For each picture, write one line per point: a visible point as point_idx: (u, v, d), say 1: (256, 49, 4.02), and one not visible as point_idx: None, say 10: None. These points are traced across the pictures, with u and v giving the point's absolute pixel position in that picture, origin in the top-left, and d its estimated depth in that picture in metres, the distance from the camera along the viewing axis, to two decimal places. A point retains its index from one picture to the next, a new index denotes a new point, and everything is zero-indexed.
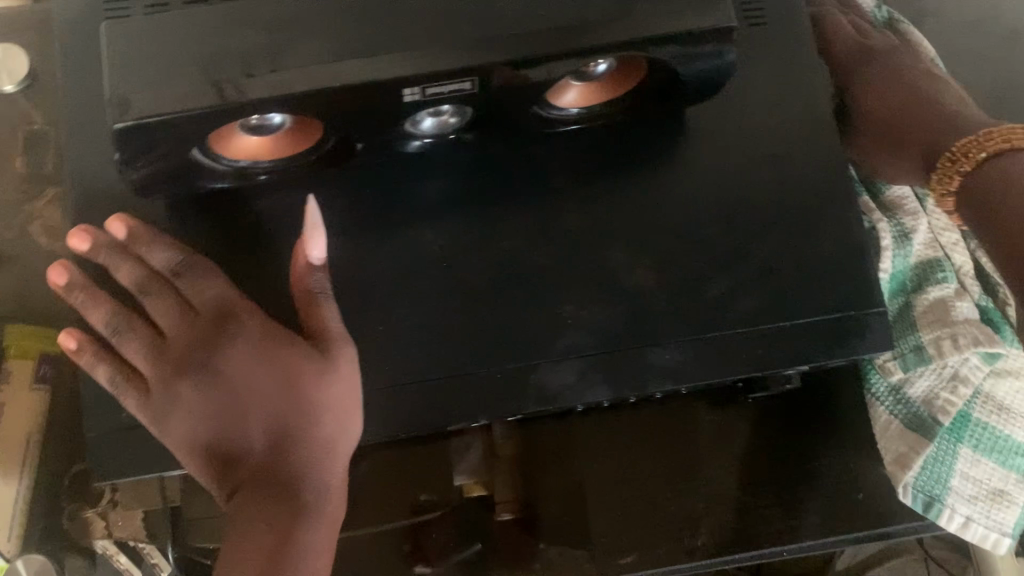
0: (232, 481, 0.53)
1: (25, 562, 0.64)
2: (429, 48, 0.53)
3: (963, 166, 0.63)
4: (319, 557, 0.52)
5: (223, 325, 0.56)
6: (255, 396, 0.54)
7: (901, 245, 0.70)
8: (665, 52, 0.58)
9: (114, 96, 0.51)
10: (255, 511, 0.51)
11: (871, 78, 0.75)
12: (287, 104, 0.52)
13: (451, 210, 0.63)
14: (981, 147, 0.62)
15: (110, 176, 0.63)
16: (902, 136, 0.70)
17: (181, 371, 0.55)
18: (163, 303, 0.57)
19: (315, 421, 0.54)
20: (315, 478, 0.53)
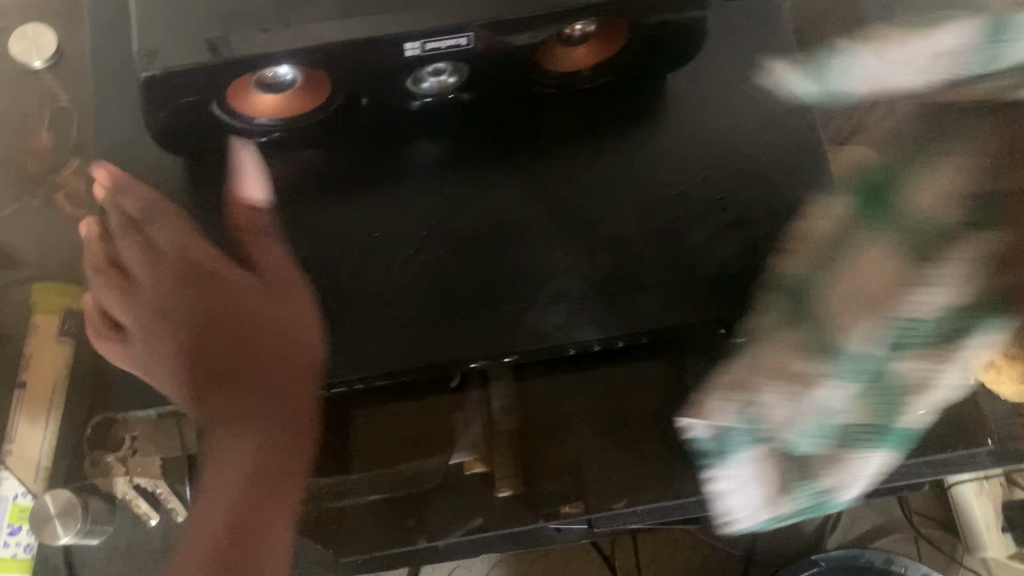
0: (213, 394, 0.65)
1: (51, 498, 0.67)
2: (428, 7, 0.58)
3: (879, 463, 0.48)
4: (223, 449, 0.64)
5: (193, 265, 0.68)
6: (222, 320, 0.68)
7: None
8: (646, 14, 0.63)
9: (141, 49, 0.56)
10: (212, 410, 0.65)
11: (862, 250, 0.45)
12: (296, 56, 0.57)
13: (448, 168, 0.68)
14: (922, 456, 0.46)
15: (136, 137, 0.68)
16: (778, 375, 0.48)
17: (188, 299, 0.69)
18: (167, 246, 0.67)
19: (254, 330, 0.68)
20: (267, 387, 0.66)
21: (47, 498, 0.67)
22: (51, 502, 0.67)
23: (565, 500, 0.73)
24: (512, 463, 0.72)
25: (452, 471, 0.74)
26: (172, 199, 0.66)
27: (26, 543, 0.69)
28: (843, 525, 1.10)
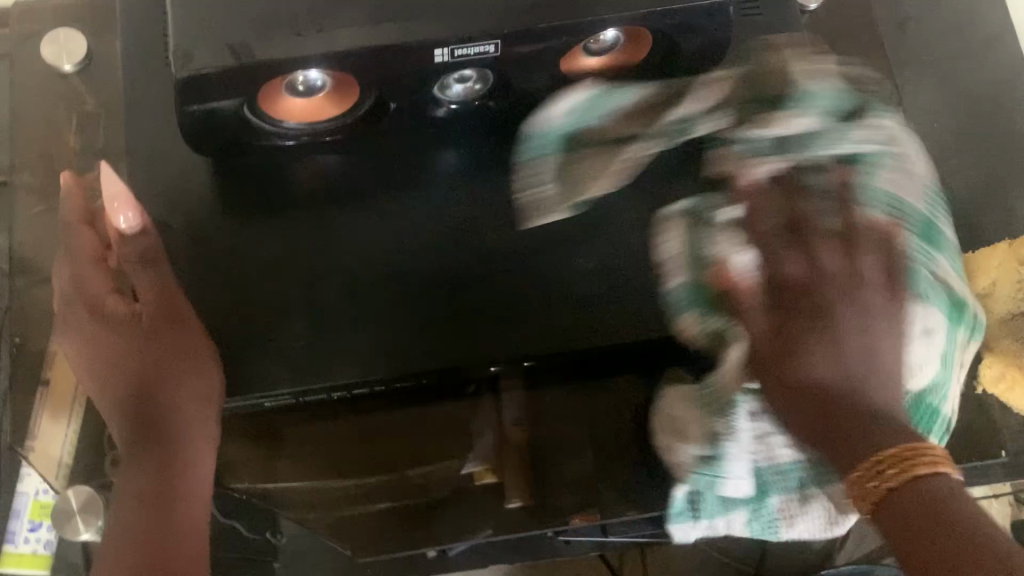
0: (128, 438, 0.56)
1: (74, 492, 0.65)
2: (456, 14, 0.60)
3: (893, 473, 0.44)
4: (120, 524, 0.53)
5: (111, 316, 0.59)
6: (131, 372, 0.57)
7: (862, 165, 0.59)
8: (667, 24, 0.64)
9: (178, 50, 0.57)
10: (127, 469, 0.55)
11: (812, 306, 0.50)
12: (327, 60, 0.58)
13: (472, 175, 0.69)
14: (902, 469, 0.44)
15: (164, 140, 0.69)
16: (798, 416, 0.50)
17: (115, 331, 0.59)
18: (100, 285, 0.60)
19: (171, 381, 0.57)
20: (181, 448, 0.56)
21: (70, 494, 0.65)
22: (74, 498, 0.65)
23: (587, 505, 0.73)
24: (524, 476, 0.72)
25: (464, 483, 0.74)
26: (201, 202, 0.67)
27: (46, 539, 0.71)
28: None
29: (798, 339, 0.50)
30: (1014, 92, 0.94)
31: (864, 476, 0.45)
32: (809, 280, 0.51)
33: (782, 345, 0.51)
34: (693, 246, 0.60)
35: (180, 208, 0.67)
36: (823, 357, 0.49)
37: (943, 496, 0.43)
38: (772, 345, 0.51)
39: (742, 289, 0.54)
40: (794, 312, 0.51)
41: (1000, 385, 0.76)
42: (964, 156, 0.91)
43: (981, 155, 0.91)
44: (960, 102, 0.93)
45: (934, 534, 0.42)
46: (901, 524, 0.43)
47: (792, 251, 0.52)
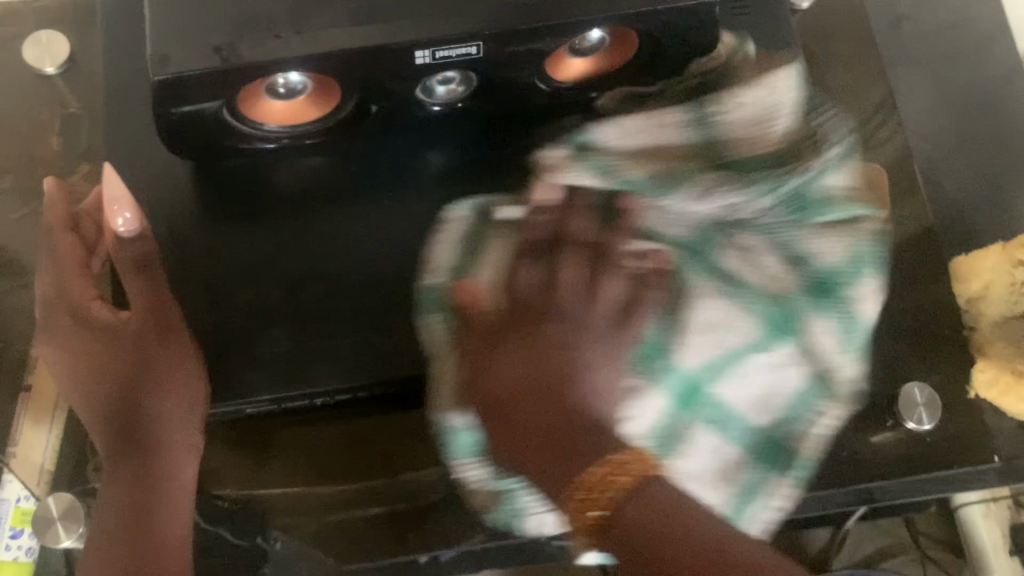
0: (110, 446, 0.55)
1: (53, 501, 0.64)
2: (436, 16, 0.59)
3: (597, 501, 0.45)
4: (105, 532, 0.53)
5: (99, 323, 0.55)
6: (109, 378, 0.55)
7: (788, 215, 0.63)
8: (652, 25, 0.63)
9: (155, 53, 0.57)
10: (110, 479, 0.54)
11: (536, 324, 0.51)
12: (307, 63, 0.58)
13: (458, 177, 0.68)
14: (608, 483, 0.46)
15: (146, 142, 0.68)
16: (537, 430, 0.49)
17: (95, 332, 0.55)
18: (81, 288, 0.57)
19: (155, 390, 0.55)
20: (162, 460, 0.54)
21: (50, 501, 0.65)
22: (54, 505, 0.64)
23: None
24: None
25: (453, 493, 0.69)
26: (183, 205, 0.66)
27: (27, 547, 0.71)
28: (851, 546, 1.08)
29: (492, 362, 0.52)
30: (1008, 91, 0.93)
31: (576, 501, 0.46)
32: (572, 306, 0.52)
33: (483, 346, 0.53)
34: (469, 243, 0.61)
35: (161, 212, 0.66)
36: (537, 365, 0.50)
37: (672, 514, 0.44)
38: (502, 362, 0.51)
39: (472, 310, 0.56)
40: (517, 329, 0.52)
41: (993, 389, 0.76)
42: (958, 156, 0.90)
43: (975, 155, 0.90)
44: (954, 101, 0.92)
45: (640, 537, 0.44)
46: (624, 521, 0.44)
47: (573, 253, 0.54)
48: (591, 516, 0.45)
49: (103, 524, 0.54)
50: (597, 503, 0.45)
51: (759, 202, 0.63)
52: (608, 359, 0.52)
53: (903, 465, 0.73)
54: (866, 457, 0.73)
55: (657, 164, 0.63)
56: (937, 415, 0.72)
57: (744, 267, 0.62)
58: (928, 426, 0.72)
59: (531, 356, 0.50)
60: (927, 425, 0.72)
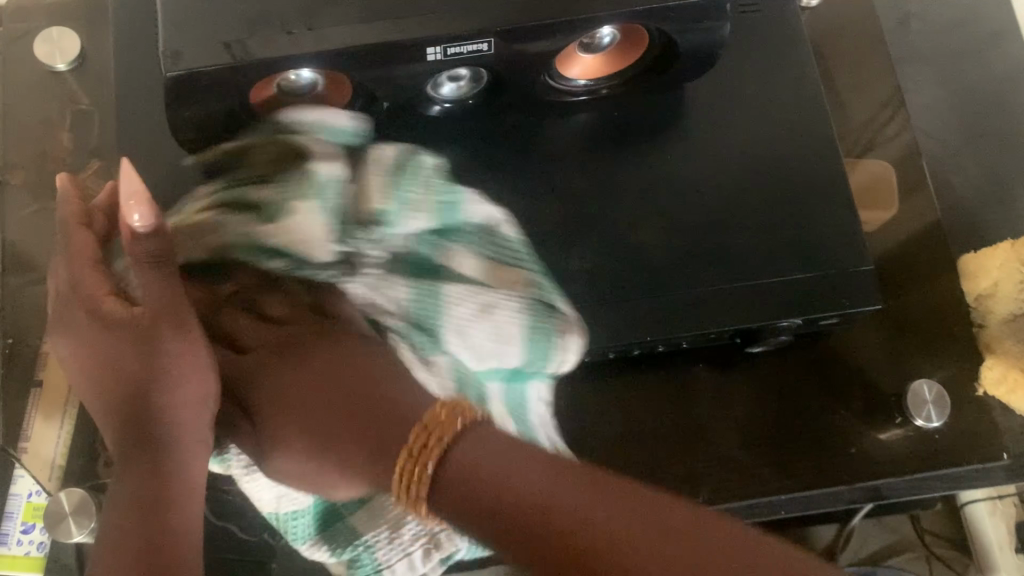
0: (126, 446, 0.52)
1: (65, 496, 0.65)
2: (448, 12, 0.59)
3: (431, 456, 0.43)
4: (112, 535, 0.50)
5: (110, 318, 0.53)
6: (124, 373, 0.52)
7: (436, 236, 0.61)
8: (663, 23, 0.63)
9: (167, 49, 0.57)
10: (122, 478, 0.52)
11: (314, 332, 0.57)
12: (318, 60, 0.58)
13: (468, 174, 0.68)
14: (428, 451, 0.43)
15: (157, 139, 0.68)
16: (328, 413, 0.52)
17: (114, 329, 0.53)
18: (94, 285, 0.55)
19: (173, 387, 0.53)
20: (178, 462, 0.52)
21: (62, 496, 0.65)
22: (66, 500, 0.65)
23: (709, 486, 0.71)
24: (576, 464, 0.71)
25: None
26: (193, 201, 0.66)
27: (39, 542, 0.73)
28: (856, 544, 1.08)
29: (284, 360, 0.56)
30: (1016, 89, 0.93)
31: (398, 478, 0.43)
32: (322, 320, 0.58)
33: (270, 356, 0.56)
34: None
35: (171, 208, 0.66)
36: (322, 378, 0.54)
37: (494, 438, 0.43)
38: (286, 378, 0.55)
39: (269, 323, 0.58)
40: (298, 343, 0.56)
41: (1002, 387, 0.75)
42: (966, 154, 0.90)
43: (982, 154, 0.90)
44: (962, 99, 0.92)
45: (467, 478, 0.41)
46: (456, 491, 0.41)
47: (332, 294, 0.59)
48: (424, 473, 0.42)
49: (111, 529, 0.50)
50: (423, 475, 0.42)
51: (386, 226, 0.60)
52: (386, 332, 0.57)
53: (911, 463, 0.73)
54: (872, 455, 0.73)
55: (244, 195, 0.59)
56: (945, 410, 0.73)
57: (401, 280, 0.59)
58: (937, 423, 0.72)
59: (279, 366, 0.55)
60: (936, 422, 0.72)
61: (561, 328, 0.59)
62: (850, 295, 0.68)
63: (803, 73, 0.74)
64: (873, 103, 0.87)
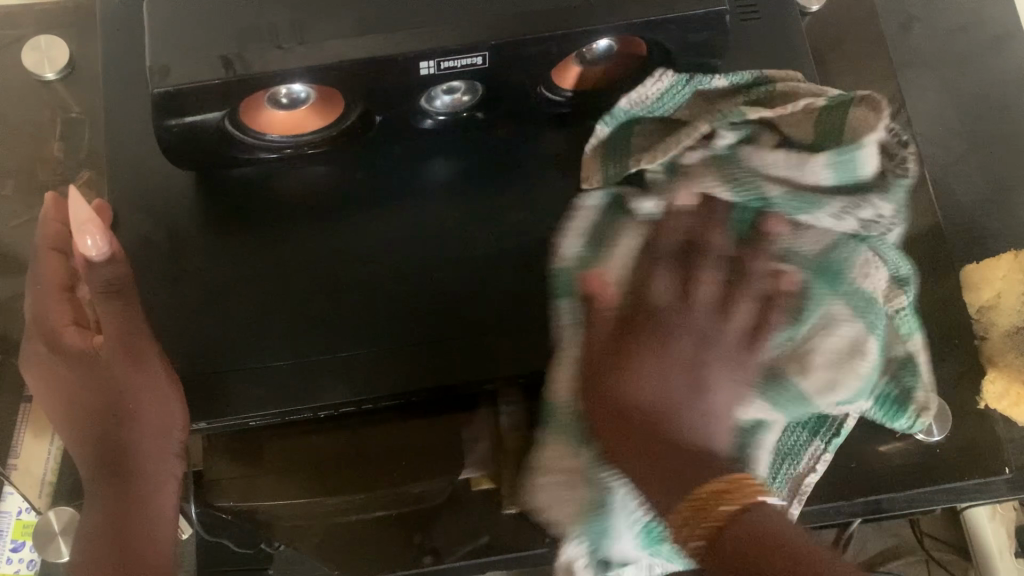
0: (97, 474, 0.55)
1: (55, 514, 0.64)
2: (441, 26, 0.58)
3: (732, 499, 0.46)
4: (91, 558, 0.54)
5: (70, 351, 0.56)
6: (93, 407, 0.56)
7: (848, 241, 0.60)
8: (662, 34, 0.62)
9: (154, 65, 0.56)
10: (95, 503, 0.55)
11: (683, 357, 0.53)
12: (309, 74, 0.57)
13: (463, 186, 0.67)
14: (722, 497, 0.46)
15: (148, 151, 0.67)
16: (625, 451, 0.52)
17: (75, 363, 0.56)
18: (58, 316, 0.58)
19: (138, 417, 0.55)
20: (147, 487, 0.55)
21: (51, 515, 0.65)
22: (56, 519, 0.65)
23: None
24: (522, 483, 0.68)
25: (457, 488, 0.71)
26: (183, 215, 0.65)
27: (30, 559, 0.72)
28: (855, 547, 1.08)
29: (625, 369, 0.53)
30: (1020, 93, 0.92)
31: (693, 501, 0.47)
32: (658, 315, 0.54)
33: (621, 348, 0.54)
34: (595, 232, 0.59)
35: (162, 223, 0.65)
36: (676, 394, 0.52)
37: (775, 523, 0.45)
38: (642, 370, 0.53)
39: (602, 306, 0.56)
40: (652, 325, 0.53)
41: (1004, 401, 0.75)
42: (969, 160, 0.89)
43: (984, 160, 0.89)
44: (965, 103, 0.91)
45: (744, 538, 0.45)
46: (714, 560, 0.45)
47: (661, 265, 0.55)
48: (705, 531, 0.46)
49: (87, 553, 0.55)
50: (710, 517, 0.46)
51: (878, 203, 0.58)
52: (734, 379, 0.54)
53: (912, 476, 0.72)
54: (872, 469, 0.72)
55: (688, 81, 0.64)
56: (946, 425, 0.72)
57: (844, 323, 0.58)
58: (938, 437, 0.72)
59: (636, 385, 0.53)
60: (937, 436, 0.72)
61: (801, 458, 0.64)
62: None
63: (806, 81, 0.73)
64: None
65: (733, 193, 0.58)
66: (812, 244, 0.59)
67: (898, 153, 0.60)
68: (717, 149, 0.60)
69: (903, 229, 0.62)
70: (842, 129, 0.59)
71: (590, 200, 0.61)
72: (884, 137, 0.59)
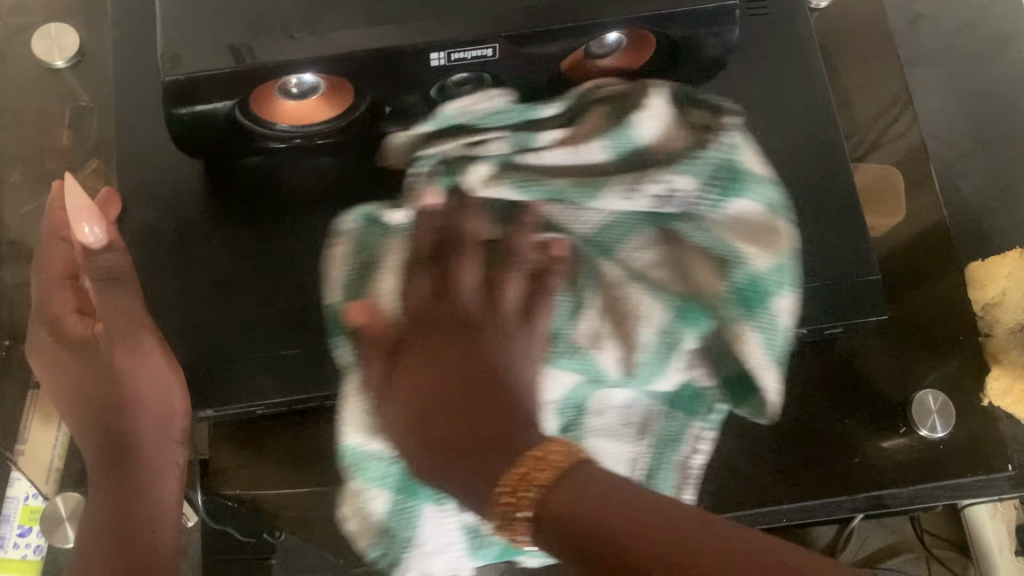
0: (98, 457, 0.56)
1: (63, 501, 0.65)
2: (452, 17, 0.58)
3: (539, 478, 0.43)
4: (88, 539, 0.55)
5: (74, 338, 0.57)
6: (93, 392, 0.56)
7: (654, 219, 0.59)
8: (671, 29, 0.62)
9: (165, 53, 0.56)
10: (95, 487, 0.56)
11: (477, 348, 0.50)
12: (320, 65, 0.57)
13: None
14: (529, 479, 0.43)
15: (157, 140, 0.68)
16: (418, 432, 0.50)
17: (79, 349, 0.57)
18: (64, 302, 0.58)
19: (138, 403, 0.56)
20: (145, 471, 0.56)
21: (59, 501, 0.65)
22: (62, 504, 0.65)
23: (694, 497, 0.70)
24: None
25: None
26: (191, 204, 0.66)
27: (36, 545, 0.73)
28: (855, 545, 1.08)
29: (393, 378, 0.53)
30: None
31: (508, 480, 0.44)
32: (459, 310, 0.52)
33: (398, 343, 0.53)
34: (359, 257, 0.60)
35: (171, 211, 0.65)
36: (454, 370, 0.50)
37: (588, 480, 0.42)
38: (400, 367, 0.52)
39: (365, 331, 0.56)
40: (419, 338, 0.52)
41: (1008, 399, 0.75)
42: (974, 159, 0.89)
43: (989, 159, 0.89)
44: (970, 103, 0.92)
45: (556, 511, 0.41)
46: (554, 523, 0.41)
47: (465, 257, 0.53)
48: (523, 505, 0.43)
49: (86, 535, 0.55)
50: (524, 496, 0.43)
51: (666, 175, 0.60)
52: (530, 351, 0.52)
53: (914, 471, 0.72)
54: (875, 465, 0.72)
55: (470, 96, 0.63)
56: (950, 421, 0.73)
57: (629, 283, 0.58)
58: (942, 433, 0.72)
59: (416, 392, 0.51)
60: (940, 432, 0.72)
61: (677, 444, 0.61)
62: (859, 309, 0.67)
63: (813, 77, 0.73)
64: (880, 104, 0.86)
65: (529, 193, 0.58)
66: (574, 220, 0.58)
67: (708, 142, 0.62)
68: (512, 186, 0.58)
69: (740, 196, 0.60)
70: (625, 112, 0.62)
71: (346, 225, 0.63)
72: (610, 109, 0.62)
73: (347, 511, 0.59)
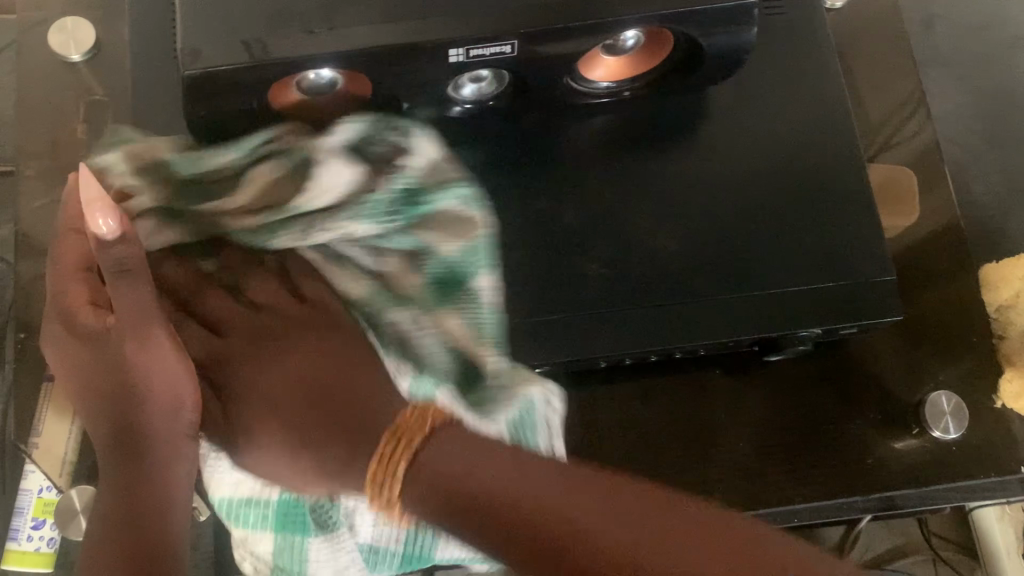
0: (109, 454, 0.53)
1: (77, 494, 0.65)
2: (471, 14, 0.58)
3: (416, 435, 0.46)
4: (101, 537, 0.52)
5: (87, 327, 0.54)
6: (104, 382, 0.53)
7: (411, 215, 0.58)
8: (689, 27, 0.62)
9: (185, 47, 0.56)
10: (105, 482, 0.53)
11: (330, 325, 0.55)
12: (339, 60, 0.57)
13: (485, 176, 0.68)
14: (397, 455, 0.46)
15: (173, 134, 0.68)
16: (293, 416, 0.51)
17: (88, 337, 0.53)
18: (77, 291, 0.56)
19: (147, 397, 0.52)
20: (164, 469, 0.53)
21: (73, 494, 0.65)
22: (77, 497, 0.66)
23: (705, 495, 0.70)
24: None
25: None
26: None
27: (49, 538, 0.72)
28: (862, 545, 1.08)
29: (235, 376, 0.52)
30: None
31: (385, 443, 0.46)
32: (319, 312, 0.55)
33: (222, 357, 0.53)
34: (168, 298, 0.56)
35: None
36: (315, 357, 0.53)
37: (474, 438, 0.46)
38: (238, 376, 0.52)
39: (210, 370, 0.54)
40: (250, 334, 0.54)
41: (1021, 401, 0.74)
42: None
43: None
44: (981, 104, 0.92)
45: (438, 478, 0.44)
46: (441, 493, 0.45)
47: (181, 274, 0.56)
48: (398, 466, 0.46)
49: (96, 537, 0.53)
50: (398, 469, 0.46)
51: (340, 225, 0.56)
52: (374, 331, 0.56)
53: (926, 472, 0.72)
54: (887, 466, 0.72)
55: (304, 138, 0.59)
56: (963, 421, 0.72)
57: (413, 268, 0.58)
58: (955, 435, 0.72)
59: (256, 379, 0.52)
60: (953, 434, 0.72)
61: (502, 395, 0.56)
62: (873, 309, 0.67)
63: (828, 77, 0.73)
64: (893, 104, 0.86)
65: (365, 220, 0.57)
66: (400, 283, 0.58)
67: (397, 162, 0.59)
68: (260, 218, 0.56)
69: (427, 215, 0.58)
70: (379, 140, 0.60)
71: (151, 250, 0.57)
72: (340, 157, 0.58)
73: (239, 559, 0.61)
